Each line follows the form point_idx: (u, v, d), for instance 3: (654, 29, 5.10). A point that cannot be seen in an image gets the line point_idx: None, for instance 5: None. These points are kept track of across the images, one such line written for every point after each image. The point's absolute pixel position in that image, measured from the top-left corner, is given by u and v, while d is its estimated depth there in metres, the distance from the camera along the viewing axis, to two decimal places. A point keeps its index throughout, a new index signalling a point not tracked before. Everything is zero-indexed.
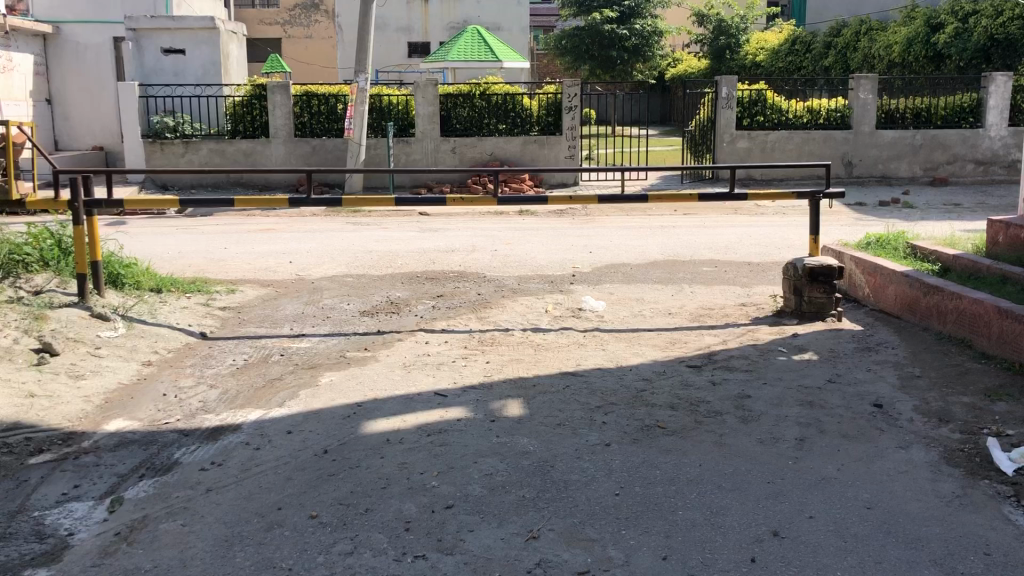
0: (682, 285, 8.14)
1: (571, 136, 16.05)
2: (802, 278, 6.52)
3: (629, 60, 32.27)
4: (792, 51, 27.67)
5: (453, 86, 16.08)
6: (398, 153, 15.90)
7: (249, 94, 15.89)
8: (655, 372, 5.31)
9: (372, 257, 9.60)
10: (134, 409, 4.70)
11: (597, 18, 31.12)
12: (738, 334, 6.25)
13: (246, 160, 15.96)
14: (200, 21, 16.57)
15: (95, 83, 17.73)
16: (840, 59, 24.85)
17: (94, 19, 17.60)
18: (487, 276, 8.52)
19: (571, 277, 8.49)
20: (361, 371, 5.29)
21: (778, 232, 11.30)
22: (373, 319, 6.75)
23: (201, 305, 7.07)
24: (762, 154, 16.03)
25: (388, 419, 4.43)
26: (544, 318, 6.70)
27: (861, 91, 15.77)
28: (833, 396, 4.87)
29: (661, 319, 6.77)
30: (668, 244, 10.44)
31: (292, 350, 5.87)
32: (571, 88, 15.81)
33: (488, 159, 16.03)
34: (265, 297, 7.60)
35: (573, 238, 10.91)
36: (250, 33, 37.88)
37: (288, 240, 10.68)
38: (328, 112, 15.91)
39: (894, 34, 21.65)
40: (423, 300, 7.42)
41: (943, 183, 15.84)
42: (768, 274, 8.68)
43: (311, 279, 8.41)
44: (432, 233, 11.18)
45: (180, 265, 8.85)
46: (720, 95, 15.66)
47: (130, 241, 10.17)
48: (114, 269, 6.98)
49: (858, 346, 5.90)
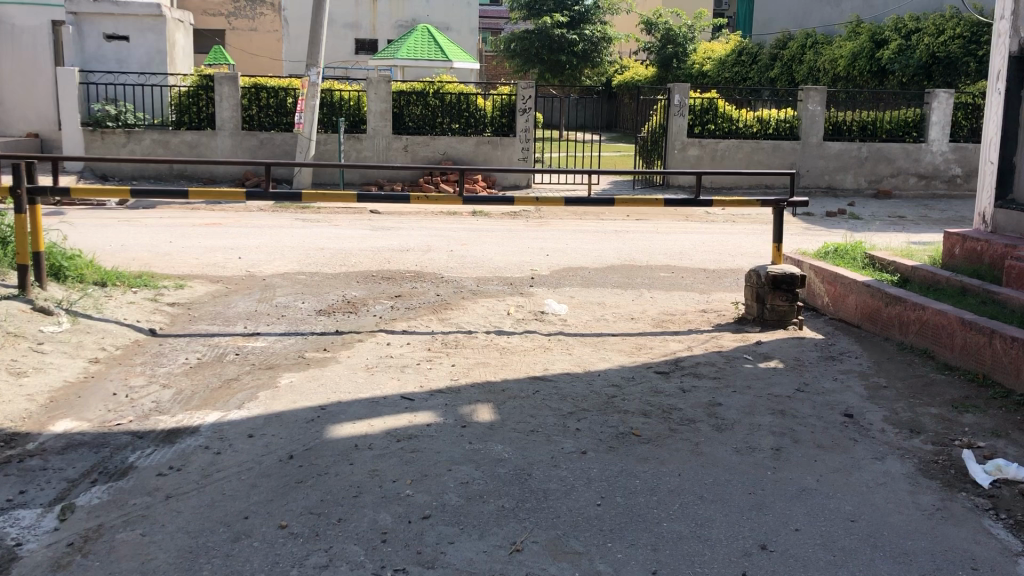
0: (641, 290, 8.11)
1: (524, 138, 15.91)
2: (765, 286, 6.53)
3: (578, 65, 32.44)
4: (739, 61, 28.11)
5: (406, 83, 15.85)
6: (349, 149, 15.66)
7: (196, 84, 15.41)
8: (625, 378, 5.24)
9: (324, 254, 9.36)
10: (82, 409, 4.45)
11: (547, 22, 31.19)
12: (703, 340, 6.22)
13: (190, 152, 15.51)
14: (147, 8, 16.18)
15: (31, 68, 17.08)
16: (786, 71, 25.25)
17: (33, 1, 16.96)
18: (444, 277, 8.35)
19: (530, 279, 8.40)
20: (323, 373, 5.11)
21: (732, 239, 11.37)
22: (330, 319, 6.54)
23: (148, 300, 6.78)
24: (713, 162, 16.14)
25: (353, 424, 4.27)
26: (506, 321, 6.58)
27: (809, 102, 16.01)
28: (803, 405, 4.85)
29: (624, 323, 6.71)
30: (623, 249, 10.40)
31: (248, 349, 5.64)
32: (526, 90, 15.71)
33: (440, 159, 15.85)
34: (216, 294, 7.33)
35: (529, 241, 10.81)
36: (195, 24, 37.11)
37: (236, 235, 10.37)
38: (277, 106, 15.56)
39: (839, 49, 22.05)
40: (380, 300, 7.25)
41: (886, 196, 16.16)
42: (725, 281, 8.71)
43: (263, 276, 8.15)
44: (384, 232, 10.97)
45: (124, 258, 8.50)
46: (673, 103, 15.83)
47: (70, 232, 9.78)
48: (56, 261, 6.67)
49: (821, 355, 5.92)
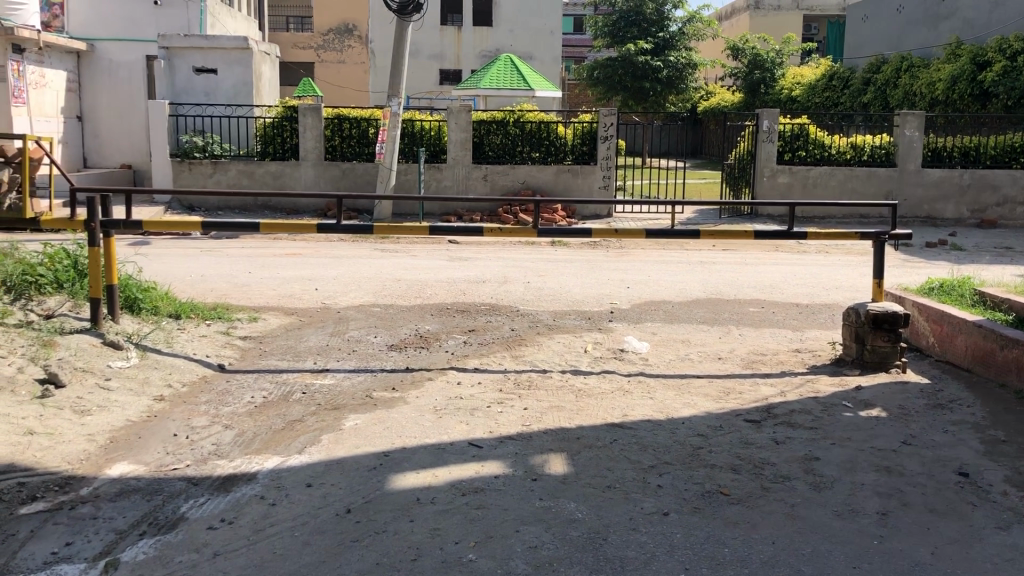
0: (728, 326, 7.68)
1: (606, 166, 15.61)
2: (865, 325, 6.05)
3: (662, 92, 32.07)
4: (830, 86, 27.34)
5: (487, 112, 15.75)
6: (429, 179, 15.60)
7: (280, 115, 15.62)
8: (710, 427, 4.85)
9: (400, 286, 9.21)
10: (140, 451, 4.30)
11: (631, 49, 30.93)
12: (796, 385, 5.77)
13: (274, 182, 15.68)
14: (234, 40, 16.43)
15: (126, 101, 17.60)
16: (880, 95, 24.39)
17: (128, 37, 17.51)
18: (521, 310, 8.09)
19: (609, 313, 8.06)
20: (389, 415, 4.87)
21: (824, 271, 10.82)
22: (402, 355, 6.33)
23: (220, 333, 6.70)
24: (804, 190, 15.56)
25: (417, 474, 4.00)
26: (583, 359, 6.26)
27: (906, 128, 15.27)
28: (912, 461, 4.39)
29: (710, 364, 6.30)
30: (709, 282, 9.98)
31: (315, 387, 5.45)
32: (608, 117, 15.43)
33: (520, 189, 15.67)
34: (288, 326, 7.21)
35: (610, 272, 10.48)
36: (285, 57, 38.07)
37: (314, 266, 10.34)
38: (359, 135, 15.63)
39: (938, 72, 21.19)
40: (453, 334, 7.01)
41: (991, 226, 15.28)
42: (819, 317, 8.21)
43: (337, 308, 8.03)
44: (462, 262, 10.79)
45: (202, 289, 8.51)
46: (761, 128, 15.35)
47: (154, 263, 9.89)
48: (131, 294, 6.65)
49: (929, 402, 5.41)
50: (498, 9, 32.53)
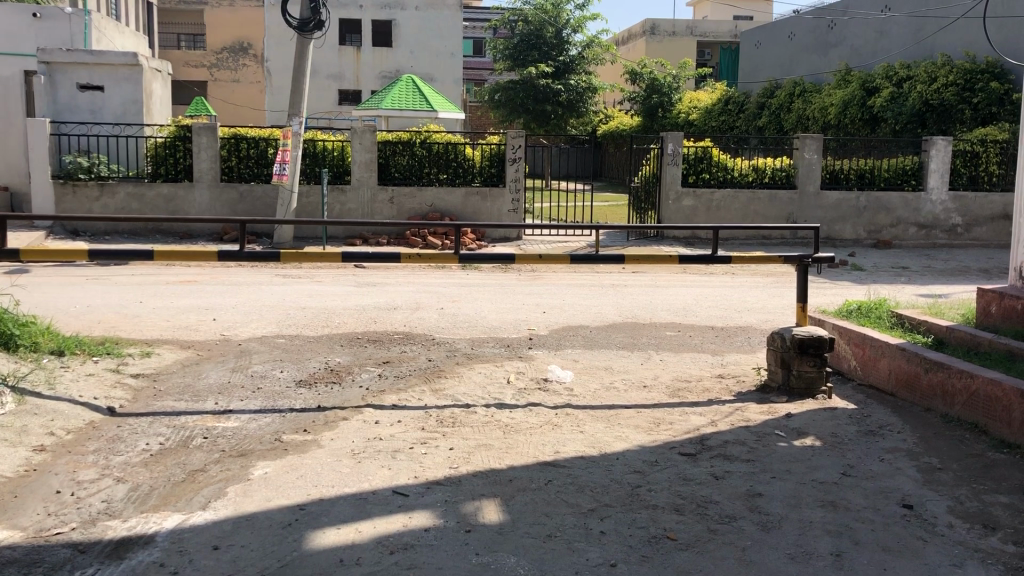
0: (648, 351, 7.52)
1: (515, 189, 15.44)
2: (791, 350, 5.95)
3: (563, 115, 32.32)
4: (726, 110, 28.08)
5: (392, 133, 15.37)
6: (332, 202, 15.10)
7: (173, 135, 14.89)
8: (647, 463, 4.61)
9: (306, 314, 8.74)
10: (16, 514, 3.77)
11: (532, 72, 31.07)
12: (726, 413, 5.61)
13: (167, 206, 14.90)
14: (122, 56, 15.66)
15: (2, 118, 16.49)
16: (774, 119, 25.13)
17: (4, 51, 16.48)
18: (436, 339, 7.74)
19: (527, 340, 7.80)
20: (302, 461, 4.46)
21: (735, 293, 10.86)
22: (312, 392, 5.89)
23: (109, 370, 6.14)
24: (708, 213, 15.73)
25: (338, 529, 3.62)
26: (507, 391, 5.95)
27: (806, 151, 15.62)
28: (855, 494, 4.25)
29: (637, 392, 6.09)
30: (624, 305, 9.85)
31: (217, 431, 4.97)
32: (515, 139, 15.25)
33: (427, 212, 15.32)
34: (185, 362, 6.67)
35: (523, 296, 10.25)
36: (176, 75, 36.79)
37: (210, 294, 9.75)
38: (258, 156, 15.02)
39: (830, 97, 21.92)
40: (366, 367, 6.62)
41: (887, 246, 15.74)
42: (737, 340, 8.15)
43: (239, 340, 7.50)
44: (370, 288, 10.37)
45: (88, 322, 7.87)
46: (666, 152, 15.43)
47: (33, 293, 9.13)
48: (7, 328, 6.03)
49: (860, 429, 5.32)
50: (398, 29, 32.18)
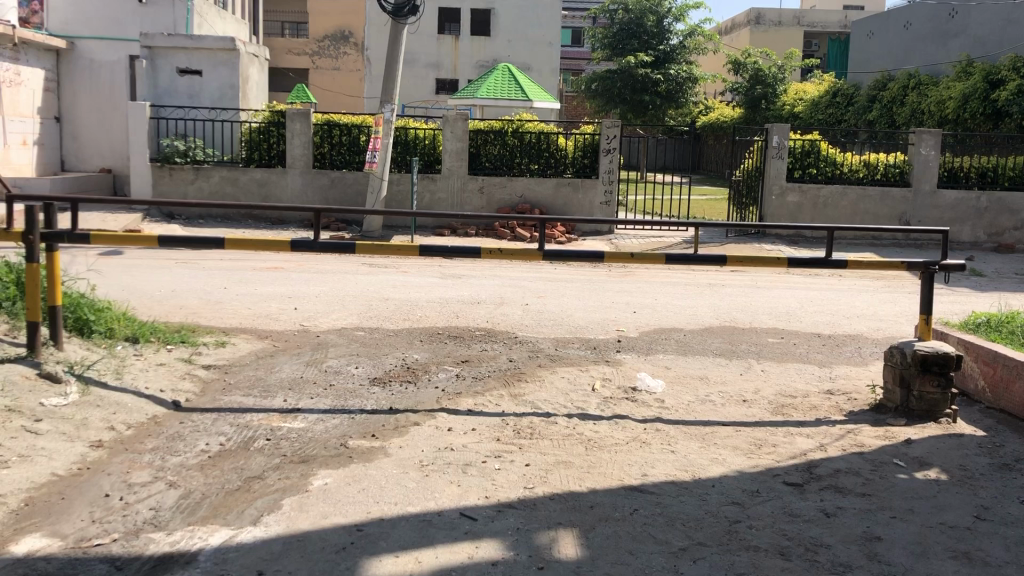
0: (748, 360, 6.94)
1: (608, 181, 14.89)
2: (912, 368, 5.32)
3: (661, 105, 31.46)
4: (834, 102, 26.88)
5: (484, 121, 15.04)
6: (421, 191, 14.85)
7: (267, 120, 14.89)
8: (747, 494, 4.11)
9: (387, 306, 8.46)
10: (57, 519, 3.53)
11: (630, 61, 30.36)
12: (836, 436, 5.05)
13: (259, 191, 14.93)
14: (220, 41, 15.73)
15: (106, 102, 16.84)
16: (885, 113, 23.88)
17: (110, 35, 16.81)
18: (519, 337, 7.34)
19: (616, 342, 7.33)
20: (366, 472, 4.11)
21: (842, 297, 10.13)
22: (385, 391, 5.56)
23: (181, 361, 5.93)
24: (814, 210, 14.90)
25: (396, 558, 3.25)
26: (592, 400, 5.50)
27: (923, 146, 14.58)
28: (991, 544, 3.66)
29: (735, 408, 5.56)
30: (721, 307, 9.27)
31: (282, 433, 4.68)
32: (610, 129, 14.72)
33: (518, 203, 14.96)
34: (259, 353, 6.43)
35: (613, 294, 9.76)
36: (278, 61, 37.41)
37: (294, 282, 9.58)
38: (349, 143, 14.89)
39: (948, 90, 20.60)
40: (444, 365, 6.26)
41: (1010, 251, 14.58)
42: (845, 351, 7.49)
43: (316, 332, 7.25)
44: (455, 280, 10.05)
45: (169, 308, 7.76)
46: (771, 144, 14.67)
47: (122, 276, 9.13)
48: (82, 314, 5.90)
49: (993, 462, 4.68)
50: (496, 18, 31.91)
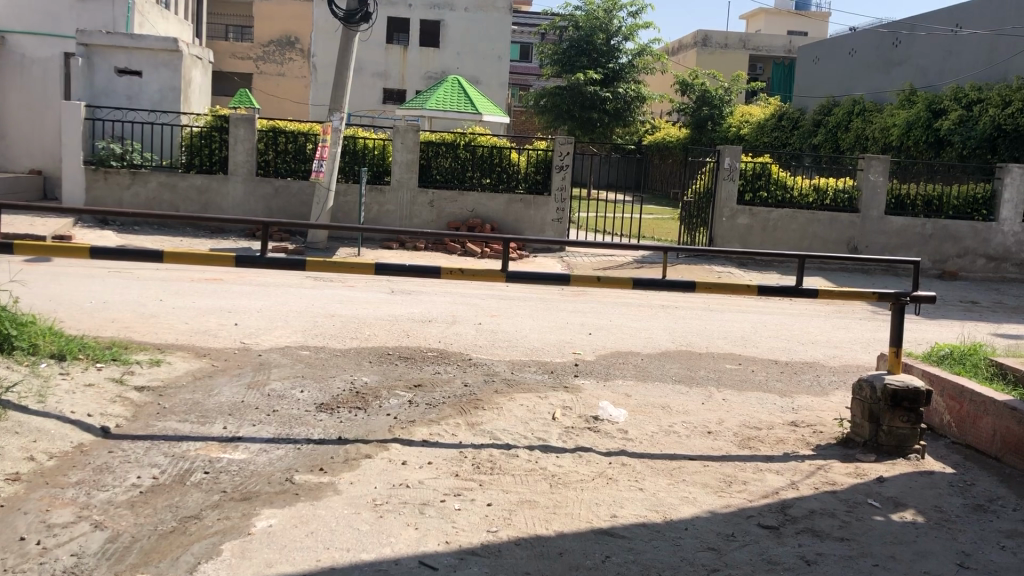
0: (708, 388, 6.76)
1: (560, 198, 14.72)
2: (881, 402, 5.18)
3: (609, 123, 31.54)
4: (779, 126, 27.22)
5: (436, 133, 14.74)
6: (369, 202, 14.48)
7: (209, 125, 14.38)
8: (722, 538, 3.88)
9: (334, 323, 8.10)
10: None
11: (579, 78, 30.37)
12: (807, 473, 4.86)
13: (199, 198, 14.39)
14: (161, 41, 15.18)
15: (39, 100, 16.12)
16: (830, 138, 24.23)
17: (45, 31, 16.11)
18: (473, 359, 7.04)
19: (573, 366, 7.08)
20: (315, 512, 3.77)
21: (795, 322, 10.05)
22: (333, 419, 5.21)
23: (112, 381, 5.50)
24: (764, 233, 14.93)
25: None
26: (553, 431, 5.23)
27: (871, 172, 14.71)
28: None
29: (701, 440, 5.34)
30: (677, 330, 9.10)
31: (222, 465, 4.31)
32: (563, 145, 14.54)
33: (468, 217, 14.68)
34: (198, 374, 6.03)
35: (567, 314, 9.53)
36: (222, 66, 36.64)
37: (235, 295, 9.15)
38: (296, 151, 14.46)
39: (892, 117, 20.95)
40: (395, 390, 5.93)
41: (953, 278, 14.75)
42: (804, 379, 7.35)
43: (259, 351, 6.85)
44: (404, 297, 9.72)
45: (100, 321, 7.29)
46: (722, 166, 14.67)
47: (49, 286, 8.61)
48: (3, 329, 5.45)
49: (967, 503, 4.54)
50: (446, 30, 31.68)
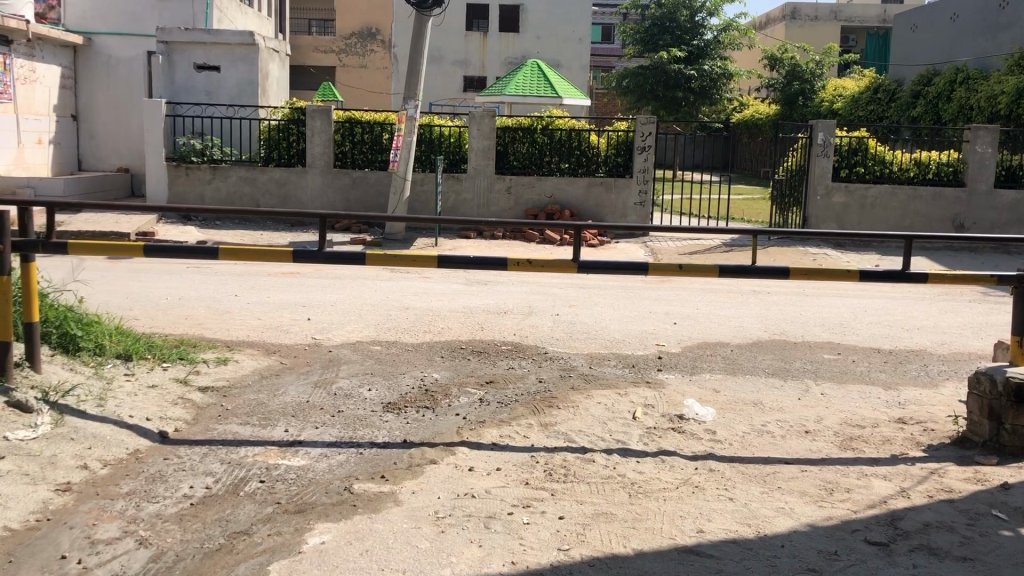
0: (804, 381, 6.25)
1: (642, 180, 14.21)
2: (1002, 398, 4.61)
3: (694, 102, 30.65)
4: (875, 98, 25.97)
5: (512, 118, 14.40)
6: (447, 191, 14.23)
7: (287, 118, 14.36)
8: (823, 557, 3.43)
9: (408, 316, 7.85)
10: None
11: (663, 57, 29.57)
12: (920, 479, 4.35)
13: (279, 192, 14.40)
14: (238, 36, 15.23)
15: (125, 99, 16.42)
16: (930, 109, 22.98)
17: (129, 31, 16.37)
18: (550, 353, 6.69)
19: (656, 358, 6.66)
20: (371, 527, 3.49)
21: (899, 306, 9.37)
22: (399, 420, 4.93)
23: (175, 382, 5.33)
24: (861, 211, 14.12)
25: None
26: (634, 432, 4.84)
27: (978, 143, 13.72)
28: None
29: (797, 442, 4.87)
30: (769, 318, 8.56)
31: (279, 473, 4.08)
32: (645, 126, 14.02)
33: (548, 203, 14.32)
34: (265, 372, 5.84)
35: (651, 302, 9.08)
36: (306, 60, 37.07)
37: (309, 288, 9.01)
38: (372, 142, 14.33)
39: (999, 84, 19.63)
40: (467, 388, 5.62)
41: None
42: (911, 369, 6.75)
43: (328, 347, 6.64)
44: (481, 287, 9.42)
45: (173, 319, 7.21)
46: (816, 141, 13.92)
47: (128, 284, 8.61)
48: (67, 329, 5.34)
49: None
50: (525, 14, 31.25)
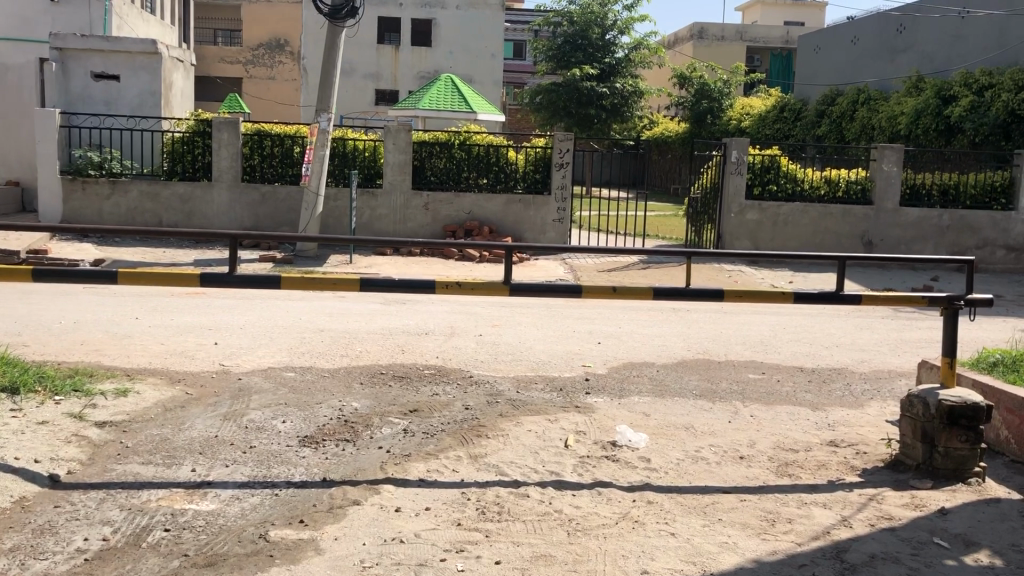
0: (732, 402, 6.16)
1: (560, 197, 14.13)
2: (935, 420, 4.57)
3: (607, 119, 30.93)
4: (781, 117, 26.68)
5: (429, 132, 14.14)
6: (361, 207, 13.86)
7: (192, 130, 13.77)
8: None
9: (324, 340, 7.49)
10: None
11: (575, 74, 29.77)
12: (859, 506, 4.25)
13: (183, 207, 13.77)
14: (139, 44, 14.61)
15: (15, 108, 15.52)
16: (834, 128, 23.71)
17: (20, 36, 15.50)
18: (475, 377, 6.44)
19: (583, 381, 6.49)
20: None
21: (816, 323, 9.45)
22: (317, 455, 4.60)
23: (69, 417, 4.88)
24: (774, 228, 14.35)
25: None
26: (567, 462, 4.63)
27: (884, 162, 14.11)
28: None
29: (733, 468, 4.74)
30: (691, 336, 8.51)
31: (186, 519, 3.71)
32: (563, 143, 13.94)
33: (465, 219, 14.09)
34: (169, 404, 5.41)
35: (573, 322, 8.93)
36: (211, 71, 36.02)
37: (217, 310, 8.54)
38: (283, 155, 13.85)
39: (899, 105, 20.33)
40: (390, 417, 5.32)
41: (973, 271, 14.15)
42: (835, 388, 6.74)
43: (238, 374, 6.24)
44: (399, 308, 9.11)
45: (66, 345, 6.69)
46: (730, 159, 14.09)
47: (16, 307, 8.00)
48: None
49: None
50: (437, 28, 31.06)
